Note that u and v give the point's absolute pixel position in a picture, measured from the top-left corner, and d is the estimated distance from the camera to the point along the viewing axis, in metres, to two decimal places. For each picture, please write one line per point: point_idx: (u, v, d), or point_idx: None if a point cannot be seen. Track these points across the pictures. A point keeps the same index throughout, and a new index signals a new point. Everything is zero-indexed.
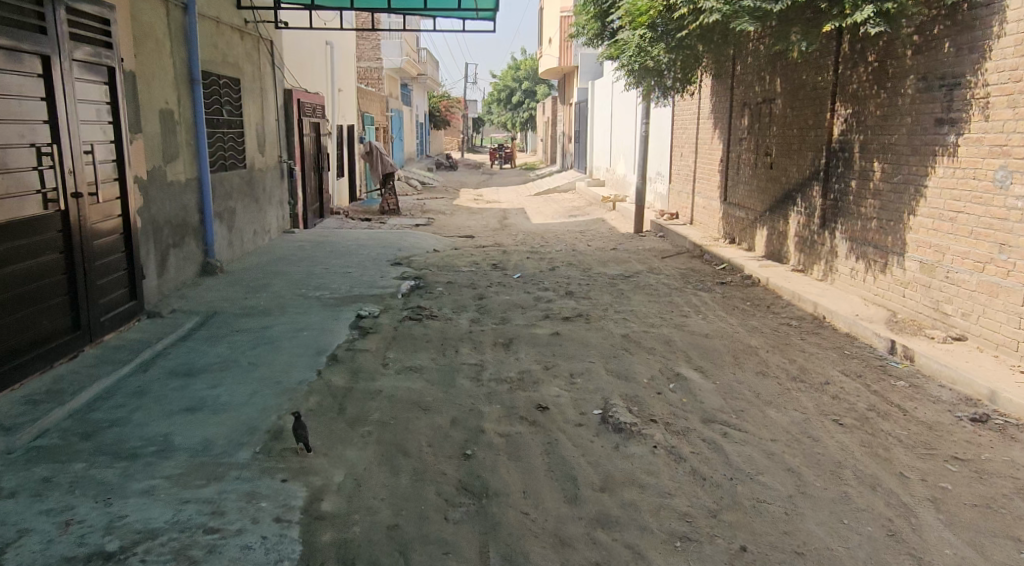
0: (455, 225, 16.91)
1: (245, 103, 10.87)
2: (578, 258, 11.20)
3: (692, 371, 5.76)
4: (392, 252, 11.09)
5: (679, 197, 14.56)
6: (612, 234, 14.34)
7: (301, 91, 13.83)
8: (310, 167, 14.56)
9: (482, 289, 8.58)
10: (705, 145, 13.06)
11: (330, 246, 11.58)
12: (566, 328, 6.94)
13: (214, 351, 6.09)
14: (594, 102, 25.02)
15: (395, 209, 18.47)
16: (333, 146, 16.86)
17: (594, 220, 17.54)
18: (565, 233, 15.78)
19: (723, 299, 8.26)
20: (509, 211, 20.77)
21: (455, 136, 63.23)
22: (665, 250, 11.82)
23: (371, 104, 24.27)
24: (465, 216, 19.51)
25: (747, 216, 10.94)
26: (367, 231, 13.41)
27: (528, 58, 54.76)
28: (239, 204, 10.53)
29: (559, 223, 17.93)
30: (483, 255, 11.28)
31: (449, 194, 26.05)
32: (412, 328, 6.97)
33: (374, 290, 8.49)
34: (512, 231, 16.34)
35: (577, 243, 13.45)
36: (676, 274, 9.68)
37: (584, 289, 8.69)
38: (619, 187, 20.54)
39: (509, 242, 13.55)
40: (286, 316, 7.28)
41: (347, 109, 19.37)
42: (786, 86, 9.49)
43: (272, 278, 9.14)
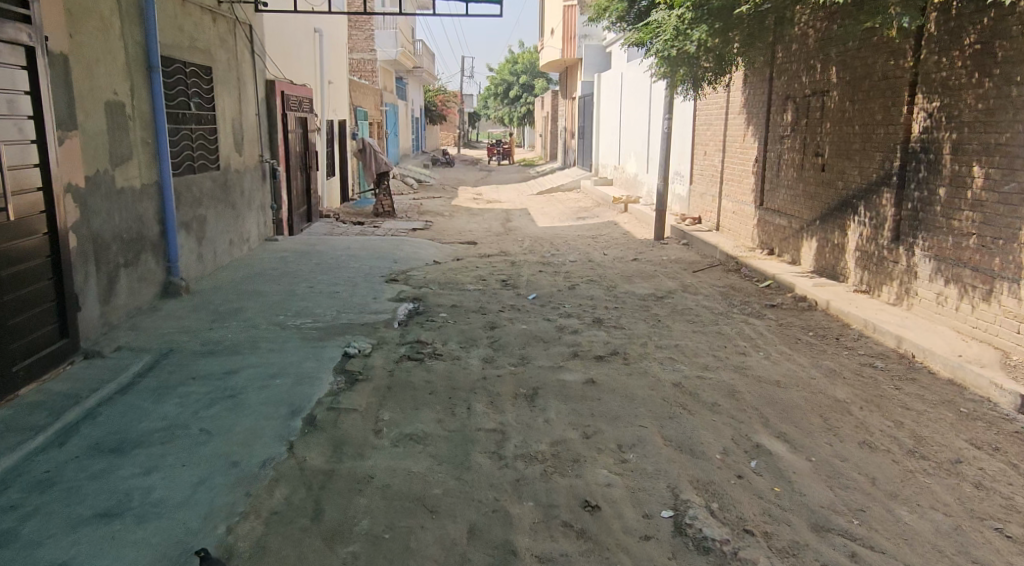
0: (455, 230, 15.58)
1: (219, 94, 9.50)
2: (598, 272, 9.89)
3: (775, 439, 4.49)
4: (388, 266, 9.78)
5: (703, 200, 13.24)
6: (629, 242, 13.02)
7: (285, 82, 12.47)
8: (295, 167, 13.19)
9: (494, 315, 7.28)
10: (736, 144, 11.75)
11: (316, 258, 10.26)
12: (601, 373, 5.63)
13: (159, 411, 4.77)
14: (600, 96, 23.73)
15: (390, 211, 17.13)
16: (322, 143, 15.49)
17: (606, 224, 16.22)
18: (575, 238, 14.48)
19: (779, 328, 6.97)
20: (511, 213, 19.43)
21: (450, 131, 61.80)
22: (694, 262, 10.51)
23: (364, 97, 22.90)
24: (465, 218, 18.17)
25: (790, 225, 9.65)
26: (359, 239, 12.08)
27: (526, 52, 53.39)
28: (210, 211, 9.18)
29: (567, 226, 16.60)
30: (490, 269, 9.96)
31: (447, 193, 24.69)
32: (411, 371, 5.68)
33: (366, 317, 7.19)
34: (517, 235, 15.03)
35: (592, 253, 12.15)
36: (715, 294, 8.39)
37: (613, 314, 7.40)
38: (630, 187, 19.20)
39: (518, 252, 12.22)
40: (257, 355, 5.97)
41: (338, 103, 18.01)
42: (845, 76, 8.18)
43: (247, 300, 7.83)
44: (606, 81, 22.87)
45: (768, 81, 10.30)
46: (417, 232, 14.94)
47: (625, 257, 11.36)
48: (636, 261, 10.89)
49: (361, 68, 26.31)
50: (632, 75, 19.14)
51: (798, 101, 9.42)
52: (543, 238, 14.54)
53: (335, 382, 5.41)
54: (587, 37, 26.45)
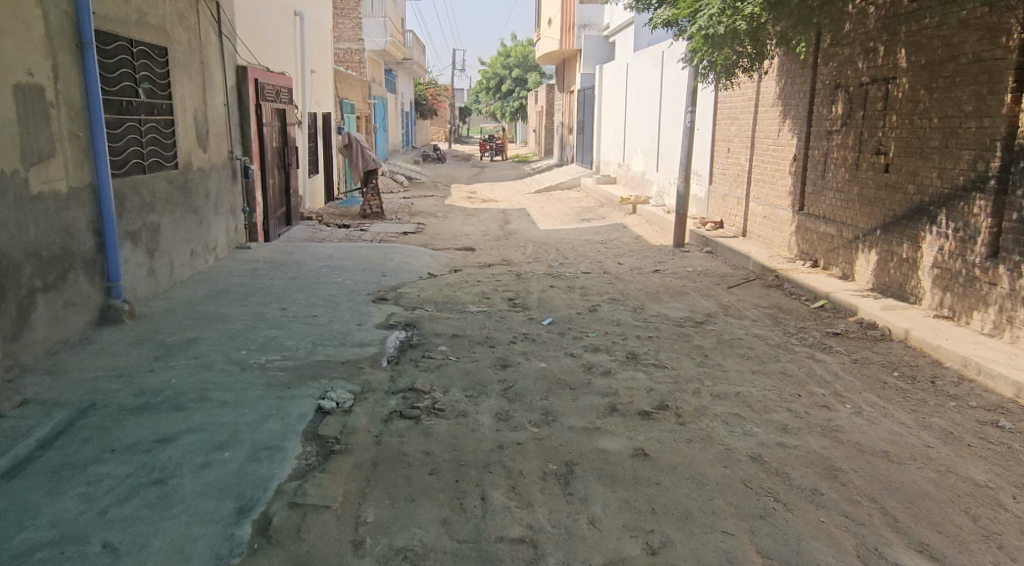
0: (450, 233, 14.24)
1: (177, 80, 8.15)
2: (619, 288, 8.59)
3: (916, 556, 3.22)
4: (376, 281, 8.46)
5: (727, 202, 11.97)
6: (644, 250, 11.72)
7: (261, 69, 11.09)
8: (273, 165, 11.82)
9: (505, 350, 5.98)
10: (768, 139, 10.50)
11: (293, 271, 8.91)
12: (653, 438, 4.34)
13: (53, 510, 3.43)
14: (602, 89, 22.49)
15: (378, 212, 15.79)
16: (303, 138, 14.11)
17: (614, 227, 14.93)
18: (583, 243, 13.20)
19: (856, 364, 5.69)
20: (509, 214, 18.14)
21: (440, 125, 60.38)
22: (726, 274, 9.22)
23: (351, 89, 21.48)
24: (460, 219, 16.83)
25: (840, 233, 8.39)
26: (345, 246, 10.75)
27: (519, 46, 52.11)
28: (166, 218, 7.81)
29: (572, 229, 15.31)
30: (493, 285, 8.66)
31: (439, 191, 23.35)
32: (405, 435, 4.38)
33: (348, 352, 5.87)
34: (518, 240, 13.73)
35: (605, 262, 10.85)
36: (762, 317, 7.12)
37: (647, 346, 6.11)
38: (638, 186, 17.90)
39: (522, 261, 10.91)
40: (206, 410, 4.64)
41: (322, 94, 16.64)
42: (919, 61, 6.94)
43: (205, 326, 6.50)
44: (610, 74, 21.58)
45: (811, 69, 9.05)
46: (409, 236, 13.60)
47: (644, 269, 10.05)
48: (657, 274, 9.60)
49: (348, 58, 24.87)
50: (640, 66, 17.86)
51: (851, 90, 8.18)
52: (547, 243, 13.23)
53: (303, 453, 4.08)
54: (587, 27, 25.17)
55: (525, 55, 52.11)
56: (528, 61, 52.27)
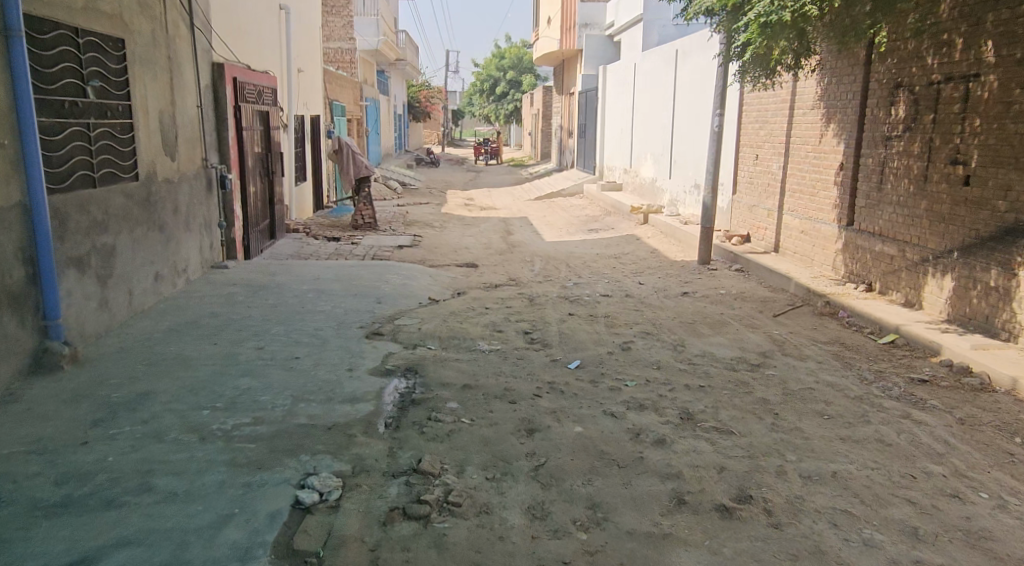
0: (450, 246, 13.15)
1: (138, 78, 7.04)
2: (648, 316, 7.49)
3: None
4: (370, 310, 7.35)
5: (754, 214, 10.91)
6: (665, 268, 10.64)
7: (240, 67, 9.97)
8: (254, 173, 10.68)
9: (529, 407, 4.88)
10: (805, 146, 9.46)
11: (274, 297, 7.79)
12: (745, 555, 3.23)
13: None
14: (606, 91, 21.45)
15: (371, 223, 14.66)
16: (289, 144, 12.97)
17: (626, 239, 13.86)
18: (595, 257, 12.12)
19: (963, 426, 4.63)
20: (511, 223, 17.03)
21: (434, 128, 59.27)
22: (767, 299, 8.14)
23: (342, 91, 20.36)
24: (458, 230, 15.72)
25: (902, 254, 7.34)
26: (335, 265, 9.63)
27: (514, 48, 51.12)
28: (124, 238, 6.67)
29: (580, 241, 14.22)
30: (504, 313, 7.56)
31: (435, 198, 22.23)
32: (412, 550, 3.28)
33: (337, 411, 4.75)
34: (524, 253, 12.63)
35: (624, 282, 9.75)
36: (827, 356, 6.03)
37: (701, 399, 5.03)
38: (648, 193, 16.85)
39: (532, 281, 9.82)
40: (146, 509, 3.51)
41: (311, 95, 15.52)
42: (1014, 54, 5.93)
43: (164, 374, 5.38)
44: (614, 75, 20.54)
45: (864, 66, 8.02)
46: (405, 250, 12.50)
47: (671, 291, 8.96)
48: (687, 299, 8.51)
49: (339, 57, 23.69)
50: (650, 66, 16.83)
51: (917, 90, 7.14)
52: (556, 257, 12.13)
53: None
54: (587, 26, 24.16)
55: (520, 57, 51.06)
56: (523, 63, 51.22)
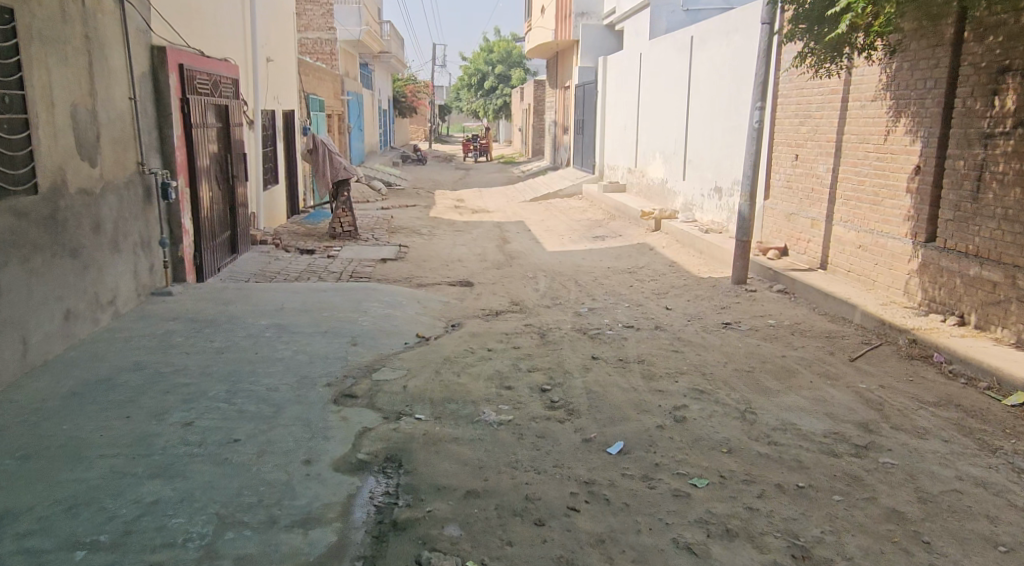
0: (439, 259, 11.59)
1: (37, 60, 5.44)
2: (693, 361, 5.97)
3: None
4: (342, 357, 5.79)
5: (794, 224, 9.41)
6: (692, 288, 9.10)
7: (188, 53, 8.37)
8: (210, 179, 9.07)
9: (566, 535, 3.35)
10: (861, 145, 7.99)
11: (222, 337, 6.20)
12: None
13: None
14: (606, 84, 19.94)
15: (351, 231, 13.06)
16: (254, 143, 11.35)
17: (638, 249, 12.34)
18: (606, 273, 10.57)
19: None
20: (506, 229, 15.47)
21: (420, 124, 57.56)
22: (834, 334, 6.62)
23: (319, 84, 18.71)
24: (449, 237, 14.15)
25: (1015, 280, 5.90)
26: (303, 289, 8.03)
27: (503, 43, 49.78)
28: (14, 270, 5.08)
29: (587, 251, 12.67)
30: (511, 359, 6.01)
31: (422, 199, 20.62)
32: None
33: (280, 549, 3.19)
34: (525, 267, 11.07)
35: (649, 309, 8.21)
36: (951, 430, 4.52)
37: (810, 515, 3.51)
38: (658, 196, 15.36)
39: (539, 307, 8.28)
40: None
41: (282, 88, 13.89)
42: None
43: (42, 473, 3.79)
44: (616, 67, 19.02)
45: (951, 47, 6.61)
46: (389, 265, 10.93)
47: (709, 322, 7.43)
48: (732, 332, 6.97)
49: (318, 49, 22.06)
50: (659, 56, 15.32)
51: None
52: (563, 273, 10.59)
53: None
54: (584, 15, 22.60)
55: (508, 50, 49.66)
56: (512, 57, 49.73)
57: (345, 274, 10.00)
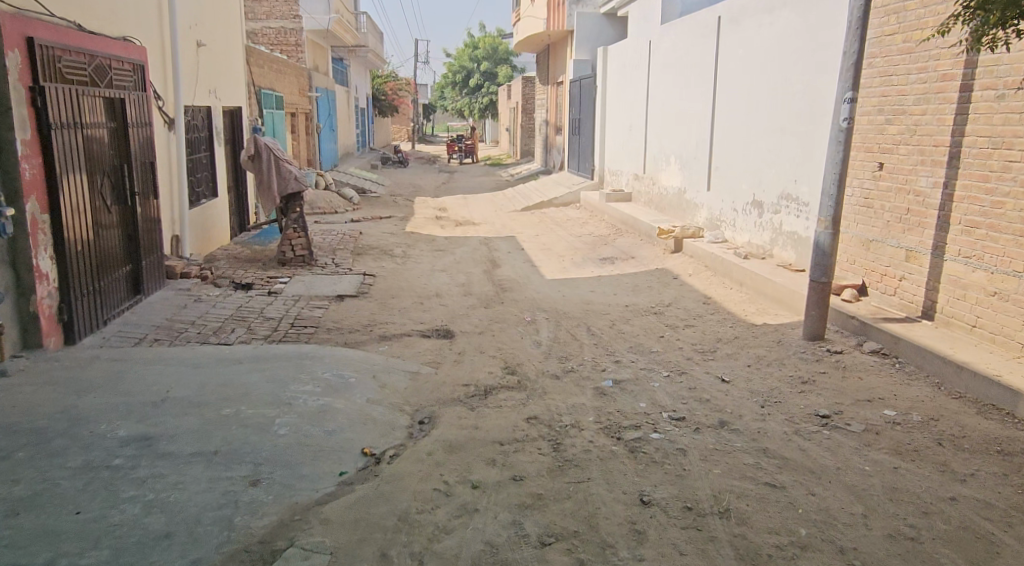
0: (411, 295, 9.27)
1: None
2: (808, 511, 3.64)
3: None
4: (222, 523, 3.42)
5: (876, 254, 7.11)
6: (746, 344, 6.79)
7: (46, 25, 6.02)
8: (89, 198, 6.70)
9: None
10: (994, 151, 5.76)
11: (38, 472, 3.83)
12: None
13: None
14: (607, 79, 17.76)
15: (304, 256, 10.67)
16: (168, 147, 8.96)
17: (658, 278, 10.06)
18: (625, 316, 8.28)
19: None
20: (496, 249, 13.14)
21: (403, 124, 55.14)
22: (1003, 445, 4.32)
23: (279, 79, 16.34)
24: (427, 260, 11.82)
25: None
26: (207, 363, 5.64)
27: (489, 38, 47.67)
28: None
29: (595, 280, 10.37)
30: (508, 513, 3.65)
31: (399, 210, 18.28)
32: None
33: None
34: (520, 307, 8.76)
35: (696, 383, 5.91)
36: None
37: None
38: (674, 208, 13.09)
39: (544, 382, 5.96)
40: None
41: (221, 82, 11.53)
42: None
43: None
44: (618, 58, 16.72)
45: None
46: (346, 305, 8.57)
47: (794, 410, 5.12)
48: (839, 433, 4.67)
49: (282, 40, 20.00)
50: (674, 43, 13.01)
51: None
52: (569, 315, 8.31)
53: None
54: (580, 3, 20.51)
55: (493, 47, 47.35)
56: (498, 54, 47.66)
57: (283, 322, 7.61)
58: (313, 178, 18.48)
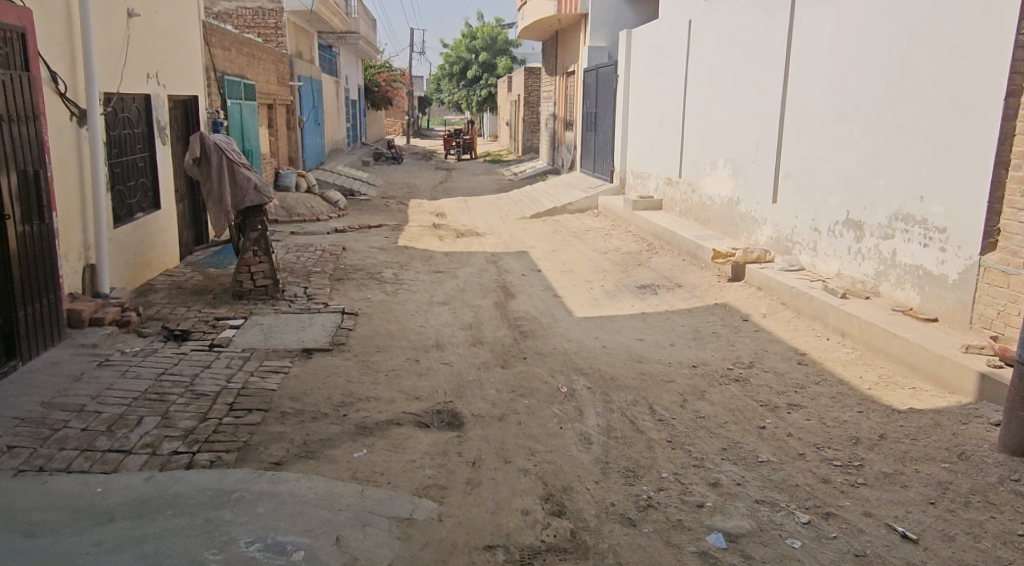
0: (402, 346, 7.03)
1: None
2: None
3: None
4: None
5: None
6: (901, 449, 4.58)
7: None
8: None
9: None
10: None
11: None
12: None
13: None
14: (631, 67, 15.51)
15: (268, 287, 8.39)
16: (71, 146, 6.64)
17: (721, 319, 7.84)
18: (697, 385, 6.05)
19: None
20: (508, 271, 10.88)
21: (397, 117, 52.73)
22: None
23: (250, 65, 14.07)
24: (424, 288, 9.56)
25: None
26: (57, 514, 3.43)
27: (488, 27, 45.25)
28: None
29: (640, 320, 8.14)
30: None
31: (392, 216, 16.01)
32: None
33: None
34: (551, 369, 6.53)
35: (860, 541, 3.68)
36: None
37: None
38: (723, 222, 10.86)
39: (616, 535, 3.74)
40: None
41: (166, 65, 9.24)
42: None
43: None
44: (646, 42, 14.39)
45: None
46: (315, 366, 6.32)
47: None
48: None
49: (259, 22, 17.75)
50: (723, 20, 10.75)
51: None
52: (618, 385, 6.09)
53: None
54: None
55: (493, 36, 44.90)
56: (498, 43, 45.17)
57: (219, 399, 5.35)
58: (293, 178, 16.36)
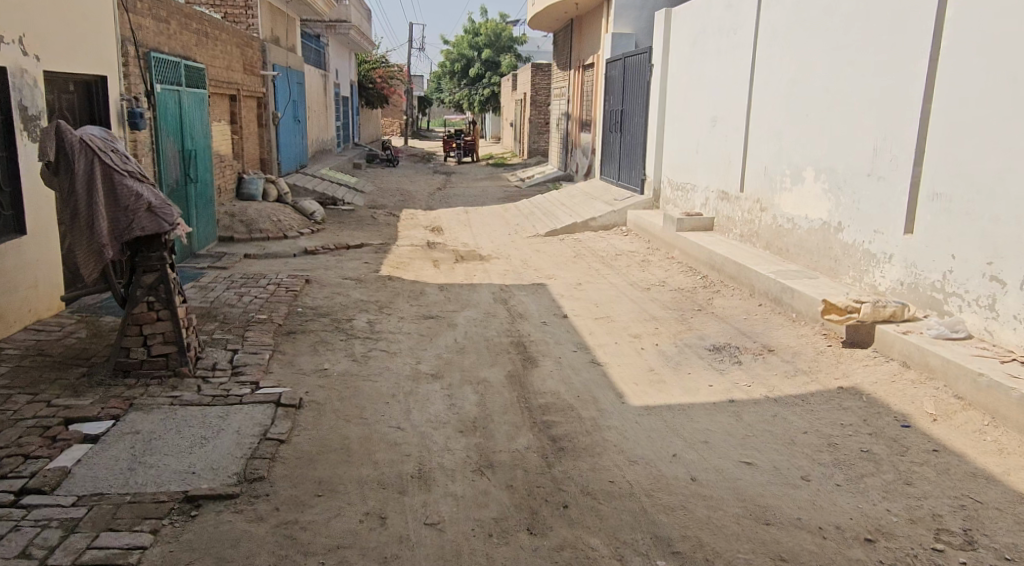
0: (362, 481, 4.23)
1: None
2: None
3: None
4: None
5: None
6: None
7: None
8: None
9: None
10: None
11: None
12: None
13: None
14: (668, 55, 12.77)
15: (167, 358, 5.60)
16: None
17: (863, 419, 5.05)
18: None
19: None
20: (523, 315, 8.11)
21: (396, 117, 50.00)
22: None
23: (202, 45, 11.35)
24: (408, 350, 6.76)
25: None
26: None
27: (492, 22, 42.52)
28: None
29: (731, 415, 5.35)
30: None
31: (377, 232, 13.24)
32: None
33: None
34: (616, 538, 3.75)
35: None
36: None
37: None
38: (814, 253, 8.06)
39: None
40: None
41: (40, 27, 6.48)
42: None
43: None
44: (692, 22, 11.60)
45: None
46: (193, 542, 3.54)
47: None
48: None
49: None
50: None
51: None
52: None
53: None
54: None
55: (497, 32, 42.17)
56: (501, 40, 42.40)
57: None
58: (258, 184, 13.62)
